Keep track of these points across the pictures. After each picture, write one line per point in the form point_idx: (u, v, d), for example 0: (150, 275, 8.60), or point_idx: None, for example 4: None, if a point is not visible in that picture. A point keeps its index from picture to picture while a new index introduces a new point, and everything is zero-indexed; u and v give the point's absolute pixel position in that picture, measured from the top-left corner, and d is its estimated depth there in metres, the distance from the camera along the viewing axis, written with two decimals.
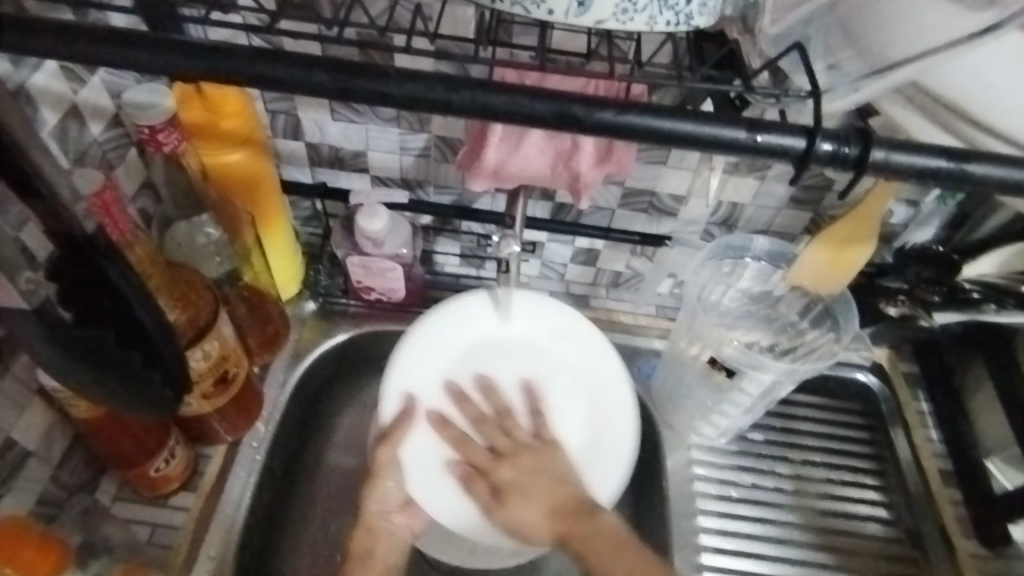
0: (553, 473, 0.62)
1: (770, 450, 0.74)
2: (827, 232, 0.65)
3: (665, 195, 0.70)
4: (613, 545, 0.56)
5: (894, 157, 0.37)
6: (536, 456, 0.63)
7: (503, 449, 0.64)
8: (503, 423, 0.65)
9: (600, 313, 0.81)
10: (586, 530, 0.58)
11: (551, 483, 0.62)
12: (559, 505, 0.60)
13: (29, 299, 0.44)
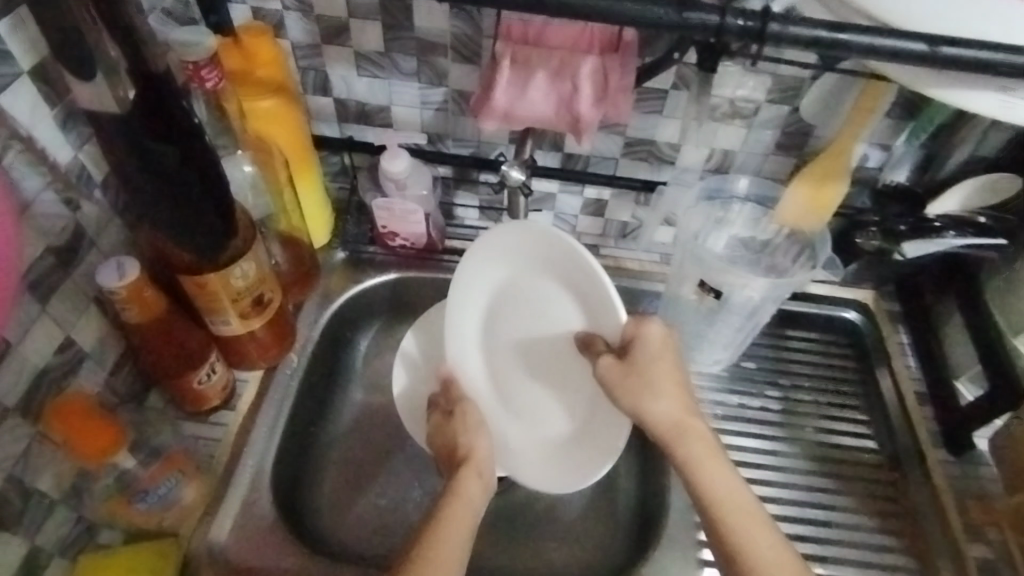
0: (679, 393, 0.60)
1: (762, 374, 0.82)
2: (807, 170, 0.72)
3: (663, 144, 0.76)
4: (712, 457, 0.59)
5: (788, 29, 0.45)
6: (670, 360, 0.60)
7: (655, 372, 0.59)
8: (662, 355, 0.60)
9: (609, 260, 0.88)
10: (704, 454, 0.59)
11: (672, 377, 0.60)
12: (676, 422, 0.59)
13: (121, 107, 0.49)
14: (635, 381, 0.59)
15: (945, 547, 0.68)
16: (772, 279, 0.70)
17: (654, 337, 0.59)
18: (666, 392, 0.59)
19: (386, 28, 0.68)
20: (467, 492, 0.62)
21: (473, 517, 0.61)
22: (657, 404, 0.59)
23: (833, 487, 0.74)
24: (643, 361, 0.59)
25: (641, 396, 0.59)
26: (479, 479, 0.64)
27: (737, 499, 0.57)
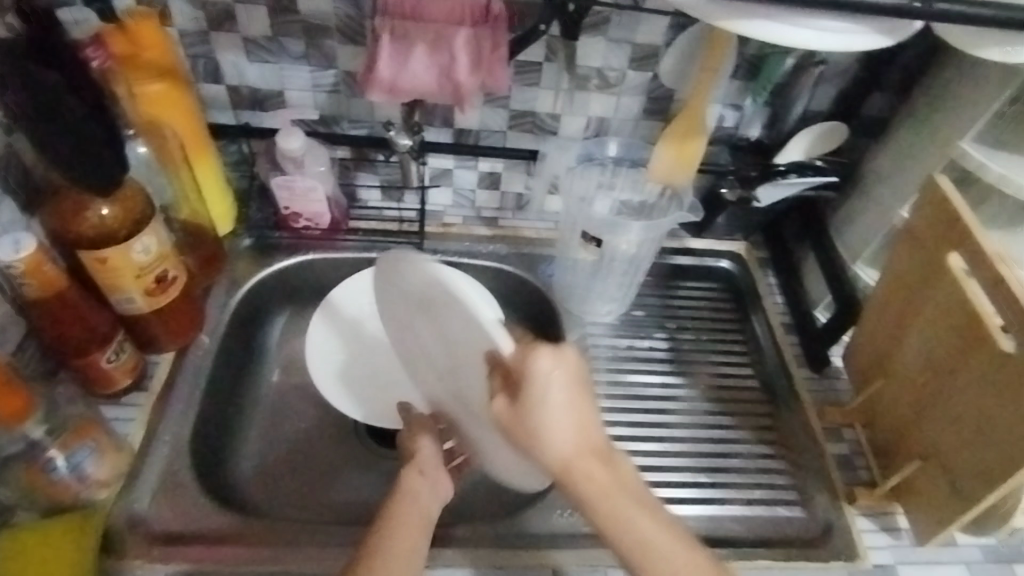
0: (580, 425, 0.53)
1: (650, 319, 0.89)
2: (669, 130, 0.79)
3: (544, 114, 0.83)
4: (624, 491, 0.52)
5: None
6: (568, 386, 0.53)
7: (547, 412, 0.52)
8: (552, 391, 0.52)
9: (507, 230, 0.93)
10: (614, 495, 0.52)
11: (570, 403, 0.52)
12: (580, 462, 0.52)
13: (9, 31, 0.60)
14: (526, 426, 0.53)
15: (809, 447, 0.77)
16: (642, 233, 0.79)
17: (541, 369, 0.53)
18: (563, 428, 0.52)
19: (271, 12, 0.73)
20: (415, 489, 0.62)
21: (426, 514, 0.61)
22: (554, 444, 0.52)
23: (717, 411, 0.82)
24: (533, 399, 0.52)
25: (530, 438, 0.53)
26: (423, 476, 0.64)
27: (655, 536, 0.51)
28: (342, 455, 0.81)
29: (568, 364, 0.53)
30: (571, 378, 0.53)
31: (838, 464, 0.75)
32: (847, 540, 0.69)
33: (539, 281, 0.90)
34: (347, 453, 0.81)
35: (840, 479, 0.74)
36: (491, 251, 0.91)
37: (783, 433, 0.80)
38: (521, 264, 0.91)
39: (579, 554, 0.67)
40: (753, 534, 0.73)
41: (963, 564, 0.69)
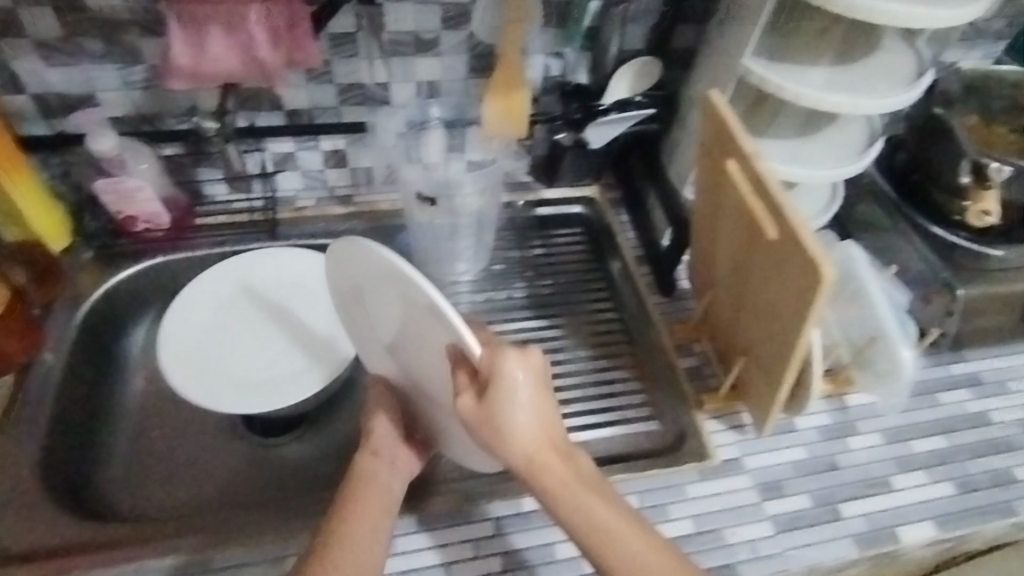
0: (539, 421, 0.55)
1: (509, 270, 0.92)
2: (491, 86, 0.81)
3: (372, 85, 0.83)
4: (585, 485, 0.55)
5: None
6: (530, 387, 0.54)
7: (509, 411, 0.54)
8: (513, 391, 0.54)
9: (363, 207, 0.94)
10: (571, 487, 0.55)
11: (531, 402, 0.55)
12: (539, 455, 0.55)
13: None
14: (489, 425, 0.54)
15: (663, 365, 0.82)
16: (479, 194, 0.83)
17: (508, 368, 0.53)
18: (524, 426, 0.54)
19: (58, 12, 0.71)
20: (371, 472, 0.64)
21: (388, 493, 0.62)
22: (515, 438, 0.54)
23: (581, 347, 0.86)
24: (498, 399, 0.53)
25: (493, 437, 0.54)
26: (377, 457, 0.65)
27: (612, 522, 0.54)
28: (216, 450, 0.81)
29: (531, 363, 0.55)
30: (533, 377, 0.55)
31: (689, 375, 0.80)
32: (698, 441, 0.74)
33: (398, 251, 0.91)
34: (221, 448, 0.82)
35: (690, 387, 0.79)
36: (347, 229, 0.92)
37: (641, 357, 0.84)
38: (379, 237, 0.91)
39: (446, 500, 0.69)
40: (619, 452, 0.77)
41: (803, 445, 0.75)
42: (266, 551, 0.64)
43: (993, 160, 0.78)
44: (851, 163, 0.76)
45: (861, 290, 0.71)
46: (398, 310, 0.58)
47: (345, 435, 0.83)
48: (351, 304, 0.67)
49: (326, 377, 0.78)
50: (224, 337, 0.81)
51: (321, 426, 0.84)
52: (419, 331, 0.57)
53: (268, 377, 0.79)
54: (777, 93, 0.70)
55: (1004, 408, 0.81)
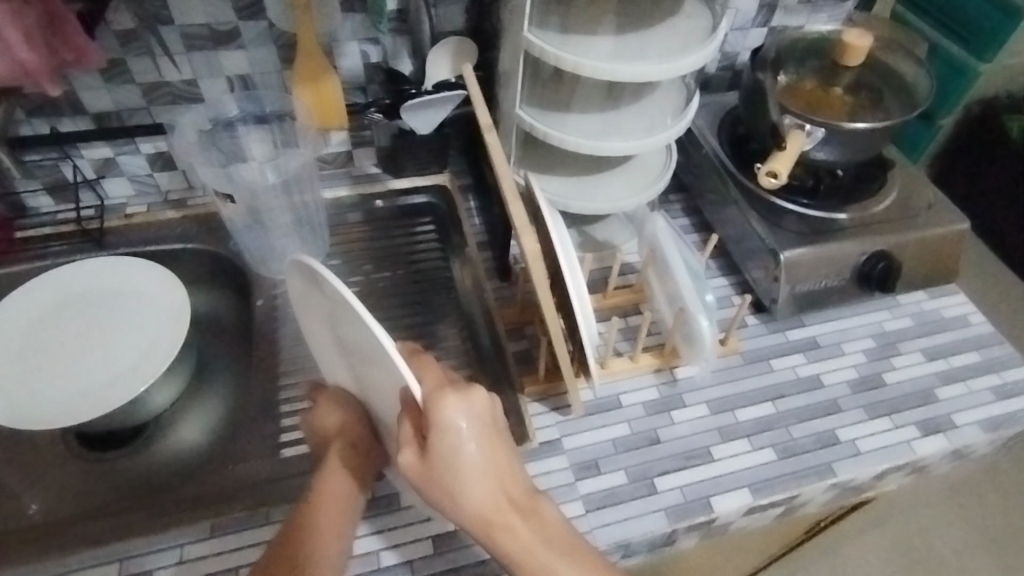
0: (493, 475, 0.51)
1: (347, 264, 0.89)
2: (296, 76, 0.81)
3: (178, 82, 0.81)
4: (545, 544, 0.51)
5: None
6: (478, 438, 0.50)
7: (457, 466, 0.49)
8: (461, 445, 0.49)
9: (199, 210, 0.91)
10: (531, 547, 0.51)
11: (483, 458, 0.50)
12: (495, 516, 0.50)
13: None
14: (437, 484, 0.49)
15: (493, 351, 0.81)
16: (286, 196, 0.83)
17: (449, 416, 0.48)
18: (474, 486, 0.50)
19: None
20: (337, 466, 0.62)
21: (351, 490, 0.61)
22: (468, 498, 0.50)
23: (416, 339, 0.83)
24: (443, 454, 0.49)
25: (443, 495, 0.50)
26: (353, 450, 0.63)
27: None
28: (36, 465, 0.79)
29: (481, 411, 0.50)
30: (482, 424, 0.50)
31: (516, 357, 0.79)
32: (518, 425, 0.73)
33: (230, 253, 0.88)
34: (44, 461, 0.79)
35: (515, 370, 0.78)
36: (180, 234, 0.89)
37: (472, 345, 0.83)
38: (213, 240, 0.89)
39: (240, 505, 0.68)
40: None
41: (625, 422, 0.75)
42: (51, 567, 0.65)
43: (807, 122, 0.76)
44: (657, 132, 0.76)
45: (662, 261, 0.75)
46: (362, 343, 0.52)
47: (179, 447, 0.81)
48: (324, 327, 0.60)
49: (154, 373, 0.76)
50: (35, 350, 0.78)
51: (155, 440, 0.82)
52: (376, 361, 0.51)
53: (98, 383, 0.77)
54: (559, 65, 0.69)
55: (836, 370, 0.81)
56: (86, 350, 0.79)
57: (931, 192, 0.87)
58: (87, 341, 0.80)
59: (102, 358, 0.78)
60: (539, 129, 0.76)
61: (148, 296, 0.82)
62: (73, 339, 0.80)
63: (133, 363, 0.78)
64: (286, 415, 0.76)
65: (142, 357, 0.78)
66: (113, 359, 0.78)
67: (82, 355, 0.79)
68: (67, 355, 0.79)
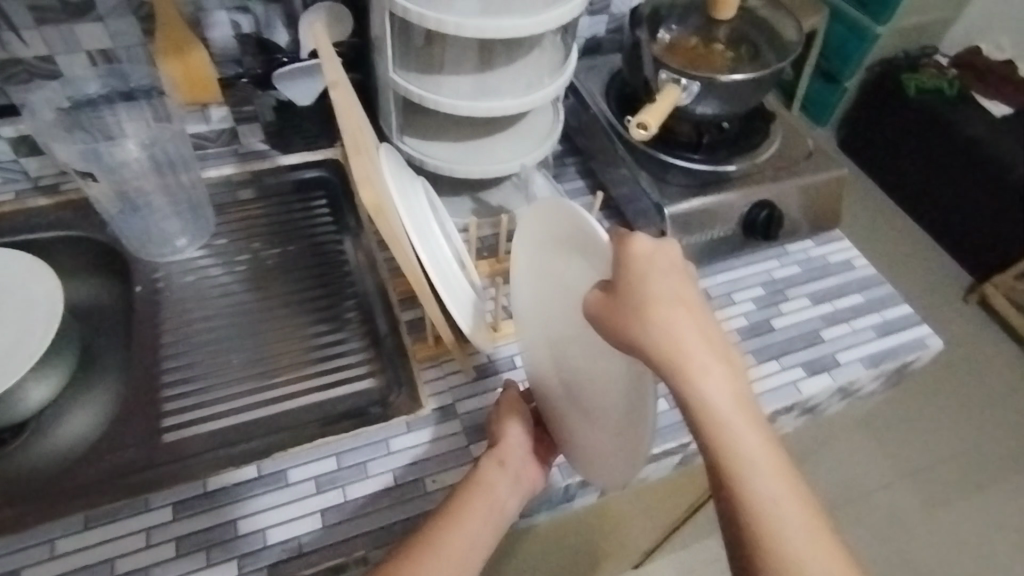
0: (688, 317, 0.47)
1: (233, 244, 0.86)
2: (156, 49, 0.78)
3: (32, 58, 0.77)
4: (736, 403, 0.45)
5: None
6: (670, 281, 0.48)
7: (646, 299, 0.47)
8: (650, 277, 0.48)
9: (71, 195, 0.86)
10: (717, 402, 0.45)
11: (675, 297, 0.47)
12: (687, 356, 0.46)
13: None
14: (627, 312, 0.47)
15: (386, 324, 0.79)
16: (157, 175, 0.84)
17: (637, 251, 0.48)
18: (668, 319, 0.46)
19: None
20: (492, 481, 0.63)
21: (499, 508, 0.62)
22: (657, 326, 0.46)
23: (308, 315, 0.82)
24: (632, 286, 0.47)
25: (631, 327, 0.46)
26: (503, 469, 0.64)
27: (753, 447, 0.44)
28: None
29: (671, 257, 0.50)
30: (669, 264, 0.49)
31: (409, 327, 0.79)
32: (411, 396, 0.74)
33: (109, 238, 0.84)
34: None
35: (408, 339, 0.77)
36: (52, 220, 0.84)
37: (365, 317, 0.81)
38: (88, 226, 0.84)
39: (115, 496, 0.66)
40: (321, 413, 0.74)
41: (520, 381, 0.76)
42: None
43: (682, 76, 0.77)
44: (535, 91, 0.76)
45: None
46: (573, 240, 0.55)
47: (59, 441, 0.74)
48: (531, 262, 0.62)
49: (37, 354, 0.73)
50: None
51: (36, 436, 0.74)
52: (584, 245, 0.53)
53: None
54: (423, 24, 0.68)
55: (728, 318, 0.82)
56: None
57: (811, 141, 0.89)
58: None
59: None
60: (414, 92, 0.74)
61: (21, 285, 0.78)
62: None
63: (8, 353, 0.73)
64: (172, 396, 0.75)
65: (20, 343, 0.74)
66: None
67: None
68: None
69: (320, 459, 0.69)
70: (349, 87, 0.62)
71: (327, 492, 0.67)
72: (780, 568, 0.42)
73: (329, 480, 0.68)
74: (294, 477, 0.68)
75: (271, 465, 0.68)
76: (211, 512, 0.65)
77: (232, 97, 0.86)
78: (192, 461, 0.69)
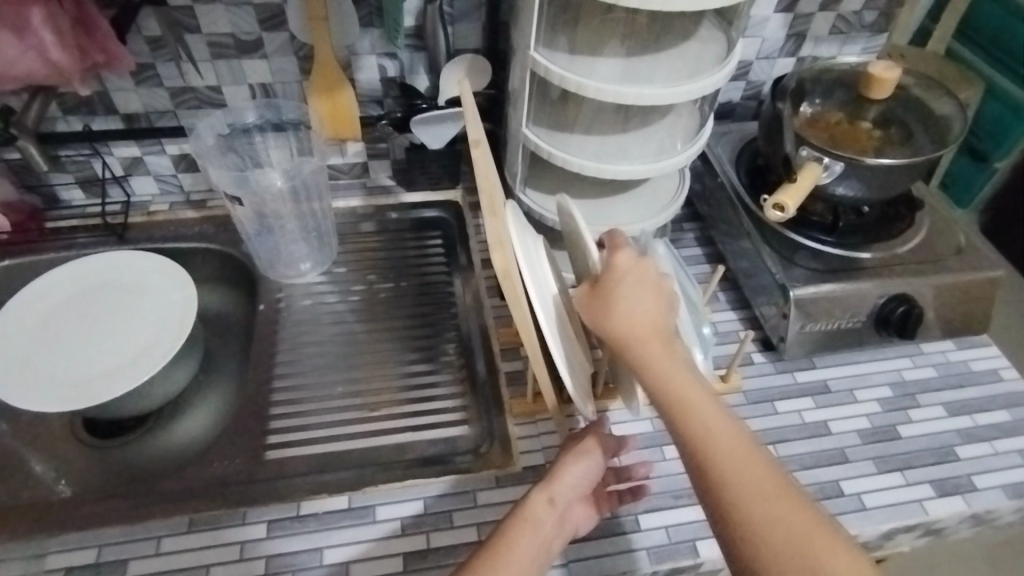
0: (650, 308, 0.55)
1: (350, 274, 0.90)
2: (313, 87, 0.84)
3: (204, 88, 0.85)
4: (685, 376, 0.52)
5: None
6: (641, 279, 0.56)
7: (617, 296, 0.56)
8: (622, 278, 0.56)
9: (215, 211, 0.93)
10: (669, 374, 0.52)
11: (642, 290, 0.56)
12: (642, 336, 0.54)
13: None
14: (599, 304, 0.56)
15: (486, 371, 0.80)
16: (293, 203, 0.86)
17: (614, 258, 0.58)
18: (630, 308, 0.55)
19: None
20: (539, 515, 0.59)
21: (545, 542, 0.58)
22: (621, 316, 0.55)
23: (409, 351, 0.83)
24: (607, 284, 0.57)
25: (602, 313, 0.56)
26: (551, 506, 0.60)
27: (698, 408, 0.50)
28: (27, 442, 0.80)
29: (646, 267, 0.58)
30: (639, 268, 0.57)
31: (508, 379, 0.78)
32: (503, 450, 0.73)
33: (243, 254, 0.90)
34: (33, 441, 0.80)
35: (506, 391, 0.77)
36: (196, 233, 0.91)
37: (465, 363, 0.82)
38: (226, 241, 0.91)
39: (219, 504, 0.69)
40: (412, 455, 0.74)
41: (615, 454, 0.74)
42: (28, 547, 0.66)
43: (825, 155, 0.73)
44: (665, 156, 0.75)
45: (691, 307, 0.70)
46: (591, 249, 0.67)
47: (177, 440, 0.80)
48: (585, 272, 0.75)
49: (162, 361, 0.77)
50: (50, 342, 0.79)
51: (159, 431, 0.81)
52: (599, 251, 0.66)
53: (114, 366, 0.77)
54: (563, 85, 0.68)
55: (846, 418, 0.76)
56: (96, 343, 0.80)
57: (962, 235, 0.82)
58: (100, 334, 0.81)
59: (113, 350, 0.79)
60: (545, 149, 0.75)
61: (163, 291, 0.83)
62: (87, 331, 0.81)
63: (142, 354, 0.78)
64: (278, 414, 0.78)
65: (154, 346, 0.79)
66: (124, 350, 0.79)
67: (92, 347, 0.79)
68: (78, 347, 0.79)
69: (407, 501, 0.69)
70: (489, 147, 0.64)
71: (410, 536, 0.67)
72: (726, 501, 0.47)
73: (414, 524, 0.68)
74: (380, 514, 0.68)
75: (361, 499, 0.69)
76: (300, 537, 0.67)
77: (369, 134, 0.91)
78: (290, 482, 0.72)
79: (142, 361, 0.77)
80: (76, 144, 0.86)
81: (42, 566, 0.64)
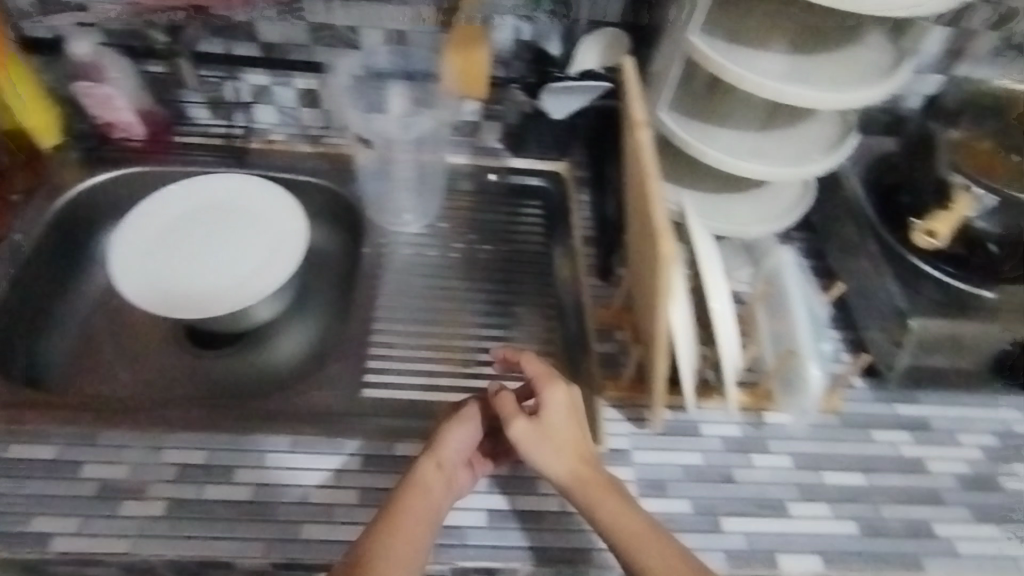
0: (581, 443, 0.62)
1: (451, 230, 0.90)
2: (449, 41, 0.84)
3: (343, 27, 0.86)
4: (623, 510, 0.58)
5: None
6: (571, 417, 0.63)
7: (558, 434, 0.61)
8: (559, 419, 0.62)
9: (329, 149, 0.95)
10: (609, 509, 0.58)
11: (575, 433, 0.62)
12: (582, 476, 0.60)
13: None
14: (546, 441, 0.61)
15: (580, 347, 0.80)
16: (416, 150, 0.91)
17: (551, 399, 0.63)
18: (564, 450, 0.61)
19: None
20: (428, 486, 0.60)
21: (437, 511, 0.59)
22: (561, 459, 0.60)
23: (503, 315, 0.83)
24: (549, 419, 0.62)
25: (545, 447, 0.61)
26: (440, 470, 0.61)
27: (636, 530, 0.58)
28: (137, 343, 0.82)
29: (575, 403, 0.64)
30: (569, 405, 0.63)
31: (602, 361, 0.77)
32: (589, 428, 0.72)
33: (351, 196, 0.92)
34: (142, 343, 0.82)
35: (600, 372, 0.76)
36: (310, 168, 0.93)
37: (558, 340, 0.82)
38: (337, 180, 0.93)
39: (315, 430, 0.69)
40: None
41: (701, 451, 0.71)
42: (146, 437, 0.67)
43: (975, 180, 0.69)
44: (801, 165, 0.72)
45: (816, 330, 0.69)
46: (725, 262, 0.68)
47: (278, 358, 0.82)
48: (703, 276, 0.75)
49: (281, 280, 0.80)
50: (171, 250, 0.82)
51: (261, 348, 0.83)
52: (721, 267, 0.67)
53: (229, 283, 0.80)
54: (720, 74, 0.66)
55: (944, 459, 0.73)
56: (214, 258, 0.82)
57: None
58: (217, 249, 0.83)
59: (230, 266, 0.82)
60: (682, 138, 0.73)
61: (280, 215, 0.85)
62: (206, 245, 0.83)
63: (258, 274, 0.81)
64: (370, 356, 0.79)
65: (269, 266, 0.81)
66: (241, 267, 0.81)
67: (211, 261, 0.82)
68: (197, 260, 0.82)
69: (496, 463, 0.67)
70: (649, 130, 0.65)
71: (496, 495, 0.66)
72: None
73: (500, 484, 0.66)
74: None
75: None
76: (394, 475, 0.66)
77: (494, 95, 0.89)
78: (380, 420, 0.73)
79: (258, 281, 0.80)
80: (214, 65, 0.88)
81: (159, 458, 0.65)
